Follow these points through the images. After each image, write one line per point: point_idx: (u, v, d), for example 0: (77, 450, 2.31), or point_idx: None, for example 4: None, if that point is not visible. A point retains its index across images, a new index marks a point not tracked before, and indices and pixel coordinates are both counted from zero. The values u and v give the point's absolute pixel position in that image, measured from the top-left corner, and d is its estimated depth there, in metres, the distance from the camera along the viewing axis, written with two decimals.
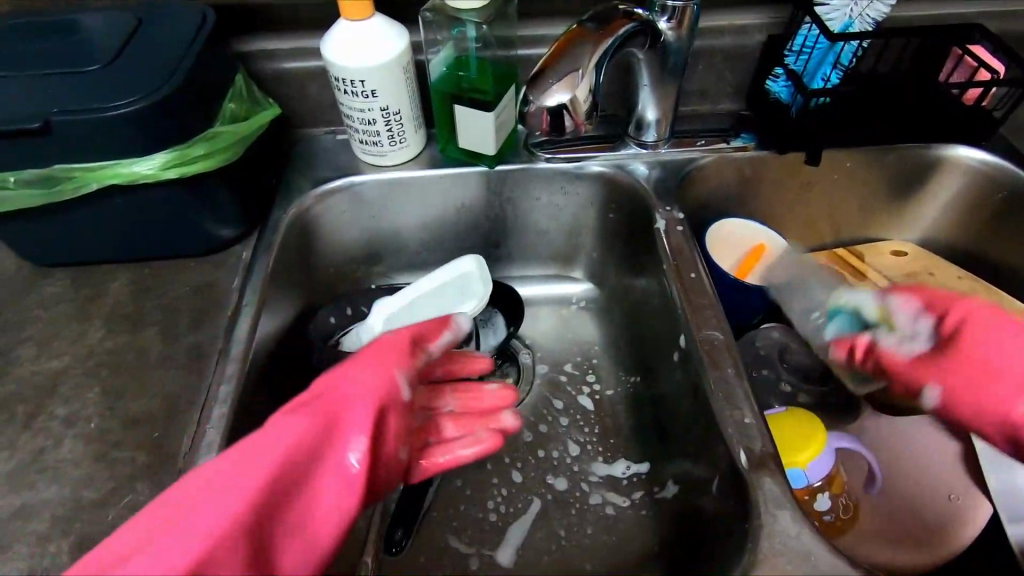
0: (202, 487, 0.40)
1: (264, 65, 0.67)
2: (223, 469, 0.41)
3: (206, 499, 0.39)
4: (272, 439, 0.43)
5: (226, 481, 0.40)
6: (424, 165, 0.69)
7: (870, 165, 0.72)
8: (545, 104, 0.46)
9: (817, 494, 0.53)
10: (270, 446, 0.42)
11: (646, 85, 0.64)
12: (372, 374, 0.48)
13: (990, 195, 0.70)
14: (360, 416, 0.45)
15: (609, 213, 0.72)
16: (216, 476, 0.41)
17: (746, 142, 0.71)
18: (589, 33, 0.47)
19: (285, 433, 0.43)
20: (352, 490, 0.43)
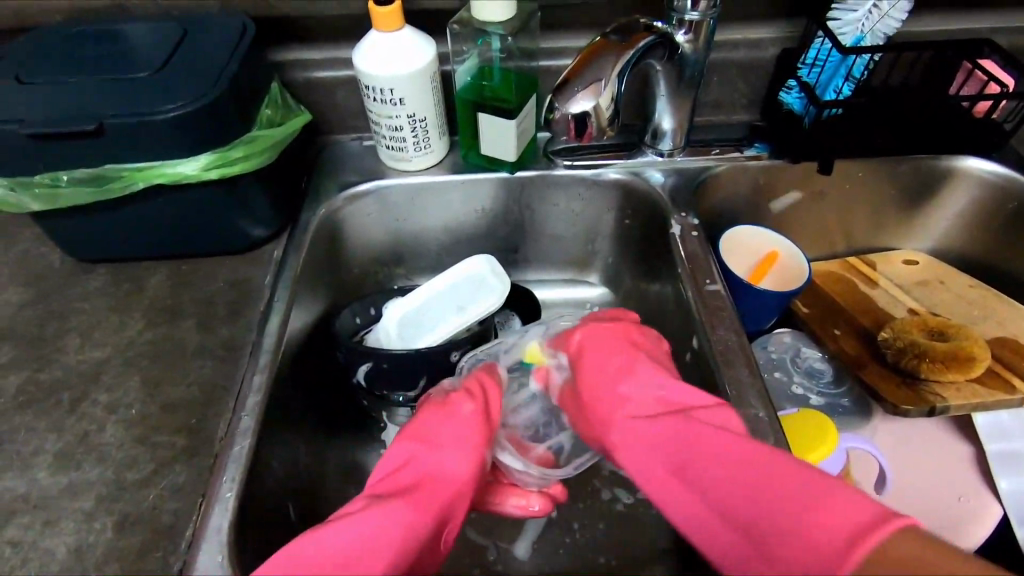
0: (343, 558, 0.40)
1: (297, 73, 0.70)
2: (355, 542, 0.41)
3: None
4: (379, 518, 0.43)
5: (354, 554, 0.40)
6: (447, 171, 0.72)
7: (881, 175, 0.73)
8: (570, 111, 0.48)
9: None
10: (388, 528, 0.42)
11: (663, 96, 0.66)
12: (462, 446, 0.51)
13: (1001, 204, 0.71)
14: (452, 459, 0.51)
15: (625, 219, 0.74)
16: (349, 544, 0.40)
17: (760, 152, 0.73)
18: (612, 45, 0.50)
19: (386, 515, 0.43)
20: (464, 499, 0.50)
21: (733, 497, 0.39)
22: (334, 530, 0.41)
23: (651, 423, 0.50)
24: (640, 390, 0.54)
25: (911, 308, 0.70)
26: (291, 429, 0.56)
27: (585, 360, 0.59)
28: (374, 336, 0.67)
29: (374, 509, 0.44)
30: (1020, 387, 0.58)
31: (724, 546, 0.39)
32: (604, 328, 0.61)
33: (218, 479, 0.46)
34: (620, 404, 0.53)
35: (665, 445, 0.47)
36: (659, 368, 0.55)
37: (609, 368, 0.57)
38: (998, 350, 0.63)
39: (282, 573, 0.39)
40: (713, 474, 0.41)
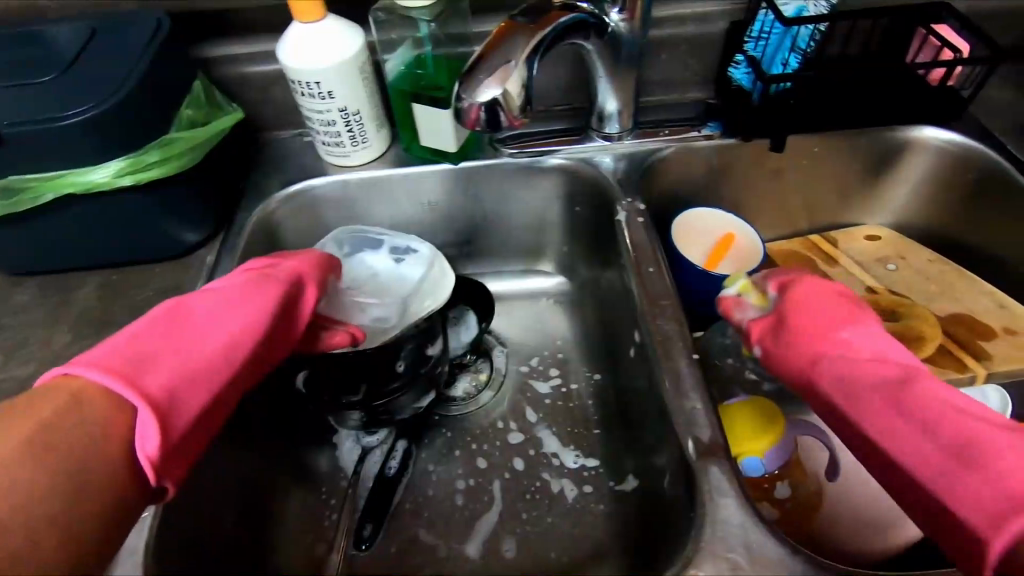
0: (174, 331, 0.44)
1: (228, 69, 0.68)
2: (197, 317, 0.46)
3: (189, 334, 0.45)
4: (226, 304, 0.48)
5: (186, 329, 0.45)
6: (389, 165, 0.70)
7: (838, 150, 0.71)
8: (478, 100, 0.46)
9: (776, 482, 0.53)
10: (242, 308, 0.48)
11: (602, 78, 0.63)
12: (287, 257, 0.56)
13: (960, 175, 0.69)
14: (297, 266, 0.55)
15: (574, 207, 0.72)
16: (217, 312, 0.47)
17: (711, 133, 0.70)
18: (520, 27, 0.47)
19: (247, 294, 0.49)
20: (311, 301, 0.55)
21: (947, 422, 0.38)
22: (199, 299, 0.48)
23: (846, 411, 0.42)
24: (826, 314, 0.47)
25: (870, 287, 0.68)
26: None
27: (797, 293, 0.49)
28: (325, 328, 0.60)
29: (216, 295, 0.49)
30: (970, 365, 0.57)
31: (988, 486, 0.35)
32: (822, 280, 0.50)
33: None
34: (819, 343, 0.45)
35: (910, 392, 0.40)
36: (843, 308, 0.47)
37: (829, 313, 0.47)
38: (952, 328, 0.61)
39: (104, 349, 0.41)
40: (954, 422, 0.38)
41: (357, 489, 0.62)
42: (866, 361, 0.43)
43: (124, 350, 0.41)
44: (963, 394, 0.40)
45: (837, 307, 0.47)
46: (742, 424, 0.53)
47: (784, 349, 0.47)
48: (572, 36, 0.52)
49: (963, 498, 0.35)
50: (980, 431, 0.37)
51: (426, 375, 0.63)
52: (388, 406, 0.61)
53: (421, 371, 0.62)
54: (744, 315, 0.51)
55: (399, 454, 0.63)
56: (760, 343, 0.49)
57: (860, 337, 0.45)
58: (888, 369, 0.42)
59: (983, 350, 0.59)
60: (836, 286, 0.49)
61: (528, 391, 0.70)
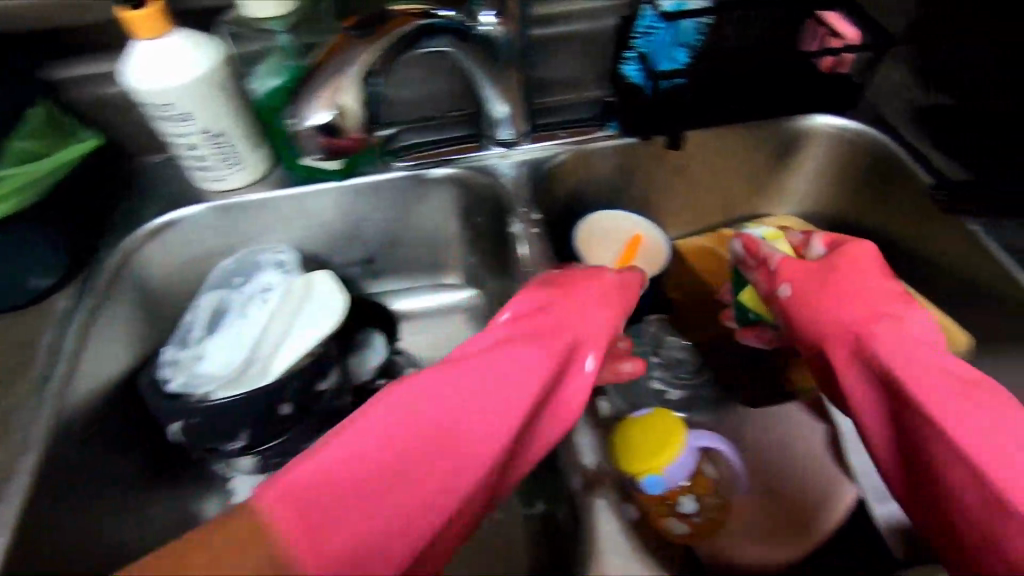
0: (416, 467, 0.37)
1: (79, 92, 0.62)
2: (486, 386, 0.41)
3: (451, 462, 0.38)
4: (507, 357, 0.43)
5: (426, 476, 0.37)
6: (270, 187, 0.65)
7: (739, 143, 0.69)
8: None
9: (681, 498, 0.51)
10: (483, 434, 0.39)
11: (487, 84, 0.60)
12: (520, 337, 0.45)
13: (856, 157, 0.68)
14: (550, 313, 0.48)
15: (473, 219, 0.68)
16: (473, 394, 0.41)
17: (612, 131, 0.68)
18: None
19: (490, 411, 0.40)
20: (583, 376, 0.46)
21: (946, 408, 0.40)
22: (437, 385, 0.40)
23: (857, 377, 0.46)
24: (853, 283, 0.50)
25: None
26: None
27: (854, 257, 0.52)
28: (185, 385, 0.58)
29: (485, 358, 0.43)
30: None
31: (972, 432, 0.39)
32: (876, 252, 0.53)
33: None
34: (846, 317, 0.48)
35: (937, 375, 0.42)
36: (860, 265, 0.51)
37: (853, 280, 0.50)
38: None
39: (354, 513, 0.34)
40: (962, 415, 0.39)
41: None
42: (881, 344, 0.45)
43: (339, 509, 0.34)
44: (966, 367, 0.43)
45: (868, 274, 0.50)
46: (641, 440, 0.51)
47: (807, 322, 0.50)
48: (402, 52, 0.54)
49: (1000, 474, 0.37)
50: (989, 426, 0.39)
51: (320, 409, 0.61)
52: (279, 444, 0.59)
53: (313, 407, 0.60)
54: (776, 291, 0.53)
55: None
56: (785, 281, 0.53)
57: (890, 318, 0.47)
58: (934, 343, 0.45)
59: None
60: (877, 254, 0.52)
61: None
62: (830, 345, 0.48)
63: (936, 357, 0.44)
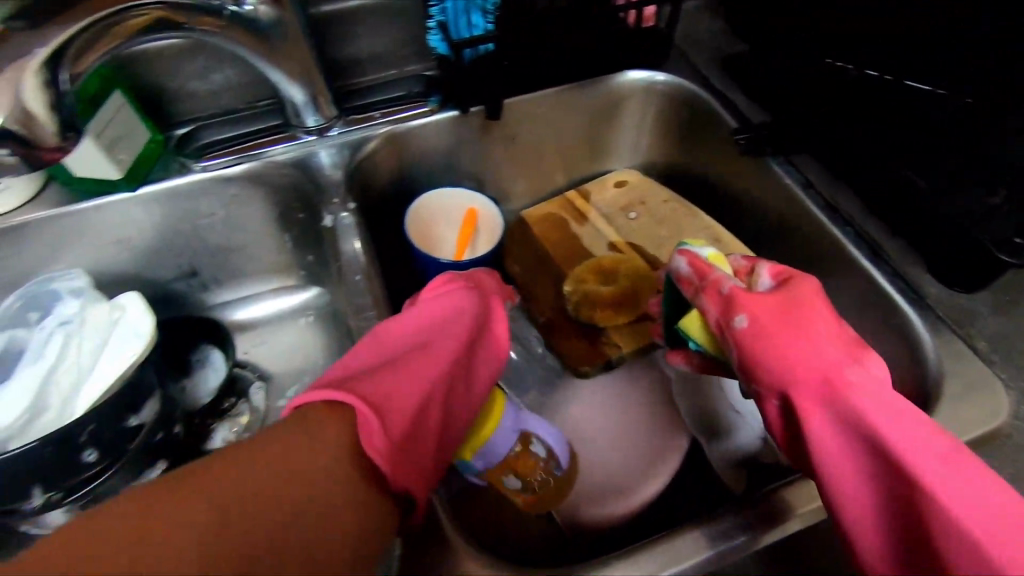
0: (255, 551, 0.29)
1: None
2: (401, 344, 0.44)
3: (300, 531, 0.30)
4: (408, 319, 0.46)
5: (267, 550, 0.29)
6: (48, 206, 0.58)
7: (562, 106, 0.68)
8: None
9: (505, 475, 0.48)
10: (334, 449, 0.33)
11: (268, 67, 0.54)
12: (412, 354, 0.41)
13: (674, 111, 0.69)
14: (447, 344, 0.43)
15: (295, 216, 0.64)
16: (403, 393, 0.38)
17: (432, 105, 0.65)
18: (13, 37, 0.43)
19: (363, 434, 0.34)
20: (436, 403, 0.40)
21: (955, 489, 0.33)
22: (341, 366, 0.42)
23: (836, 432, 0.37)
24: (823, 318, 0.41)
25: (613, 242, 0.68)
26: None
27: (805, 292, 0.42)
28: None
29: (389, 332, 0.45)
30: None
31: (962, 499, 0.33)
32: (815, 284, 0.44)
33: None
34: (818, 360, 0.39)
35: (918, 427, 0.36)
36: (827, 304, 0.42)
37: (828, 318, 0.41)
38: None
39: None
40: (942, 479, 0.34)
41: None
42: (868, 386, 0.38)
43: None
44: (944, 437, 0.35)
45: (824, 314, 0.42)
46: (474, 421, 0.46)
47: (767, 366, 0.40)
48: (116, 45, 0.46)
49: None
50: (992, 499, 0.33)
51: (138, 450, 0.54)
52: (92, 497, 0.53)
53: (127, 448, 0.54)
54: (731, 321, 0.42)
55: None
56: (746, 315, 0.41)
57: (860, 360, 0.39)
58: (888, 385, 0.38)
59: None
60: (822, 291, 0.43)
61: None
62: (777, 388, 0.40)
63: (896, 413, 0.36)
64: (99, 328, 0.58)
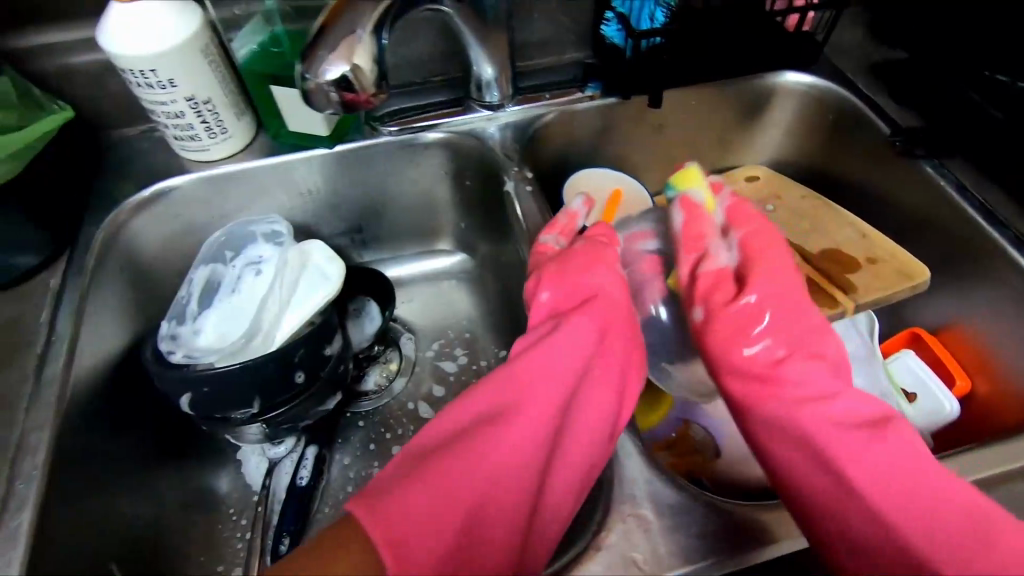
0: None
1: (45, 61, 0.59)
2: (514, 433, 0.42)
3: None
4: (500, 395, 0.44)
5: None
6: (257, 156, 0.64)
7: (713, 101, 0.72)
8: (324, 79, 0.39)
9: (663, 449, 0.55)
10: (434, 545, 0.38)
11: (473, 43, 0.61)
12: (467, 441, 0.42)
13: (821, 113, 0.72)
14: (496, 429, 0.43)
15: (463, 182, 0.70)
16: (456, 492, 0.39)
17: (593, 92, 0.70)
18: None
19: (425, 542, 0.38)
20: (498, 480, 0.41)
21: (884, 466, 0.40)
22: (458, 470, 0.40)
23: (803, 422, 0.43)
24: (805, 312, 0.47)
25: None
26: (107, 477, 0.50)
27: (758, 274, 0.48)
28: (189, 355, 0.57)
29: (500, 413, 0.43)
30: (839, 301, 0.59)
31: (916, 498, 0.39)
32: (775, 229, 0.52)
33: None
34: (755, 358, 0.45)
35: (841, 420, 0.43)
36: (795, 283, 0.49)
37: (809, 314, 0.47)
38: (824, 264, 0.64)
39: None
40: (910, 485, 0.39)
41: (269, 502, 0.58)
42: (794, 377, 0.44)
43: None
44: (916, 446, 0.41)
45: (789, 307, 0.47)
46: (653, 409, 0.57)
47: (722, 351, 0.46)
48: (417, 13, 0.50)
49: (914, 545, 0.38)
50: (912, 469, 0.40)
51: (327, 378, 0.60)
52: (286, 415, 0.59)
53: (320, 374, 0.59)
54: (694, 310, 0.49)
55: (310, 462, 0.61)
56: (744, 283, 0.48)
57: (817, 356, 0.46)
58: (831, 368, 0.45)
59: (851, 282, 0.61)
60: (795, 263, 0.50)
61: (436, 372, 0.71)
62: (734, 383, 0.46)
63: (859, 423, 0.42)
64: (289, 267, 0.64)
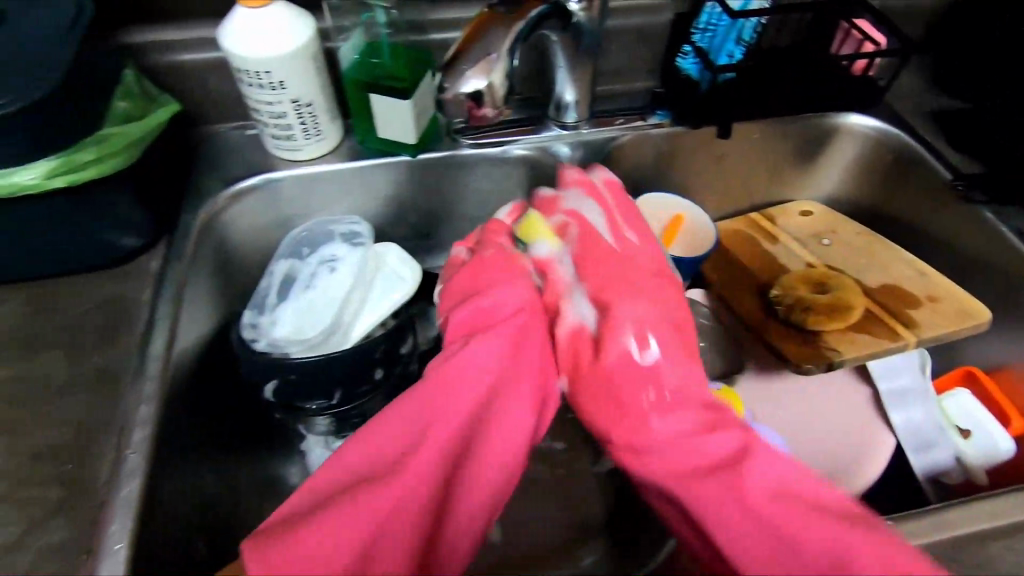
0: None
1: (159, 57, 0.62)
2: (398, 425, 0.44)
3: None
4: (427, 395, 0.46)
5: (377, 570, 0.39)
6: (343, 158, 0.66)
7: (775, 136, 0.75)
8: (460, 92, 0.46)
9: None
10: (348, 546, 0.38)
11: (562, 67, 0.64)
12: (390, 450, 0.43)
13: (880, 155, 0.75)
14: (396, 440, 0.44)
15: (535, 197, 0.72)
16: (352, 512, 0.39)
17: (662, 120, 0.73)
18: (499, 17, 0.45)
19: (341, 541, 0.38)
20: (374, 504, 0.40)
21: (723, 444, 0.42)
22: (377, 432, 0.44)
23: (661, 420, 0.43)
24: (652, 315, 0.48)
25: (808, 261, 0.73)
26: (194, 456, 0.51)
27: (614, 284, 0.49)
28: (273, 345, 0.59)
29: (420, 404, 0.45)
30: (903, 335, 0.62)
31: (766, 520, 0.37)
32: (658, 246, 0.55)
33: (104, 530, 0.41)
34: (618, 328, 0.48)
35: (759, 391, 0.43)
36: (638, 296, 0.49)
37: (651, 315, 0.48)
38: (885, 298, 0.66)
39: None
40: (764, 505, 0.38)
41: None
42: (659, 360, 0.46)
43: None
44: (764, 468, 0.40)
45: (633, 300, 0.48)
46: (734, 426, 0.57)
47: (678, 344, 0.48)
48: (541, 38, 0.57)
49: (756, 569, 0.36)
50: (824, 483, 0.39)
51: (398, 375, 0.62)
52: (359, 409, 0.61)
53: (392, 371, 0.62)
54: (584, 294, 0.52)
55: None
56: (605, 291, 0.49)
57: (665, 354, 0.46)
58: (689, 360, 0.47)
59: (912, 318, 0.64)
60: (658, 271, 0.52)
61: None
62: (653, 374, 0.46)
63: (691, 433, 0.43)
64: (366, 271, 0.66)
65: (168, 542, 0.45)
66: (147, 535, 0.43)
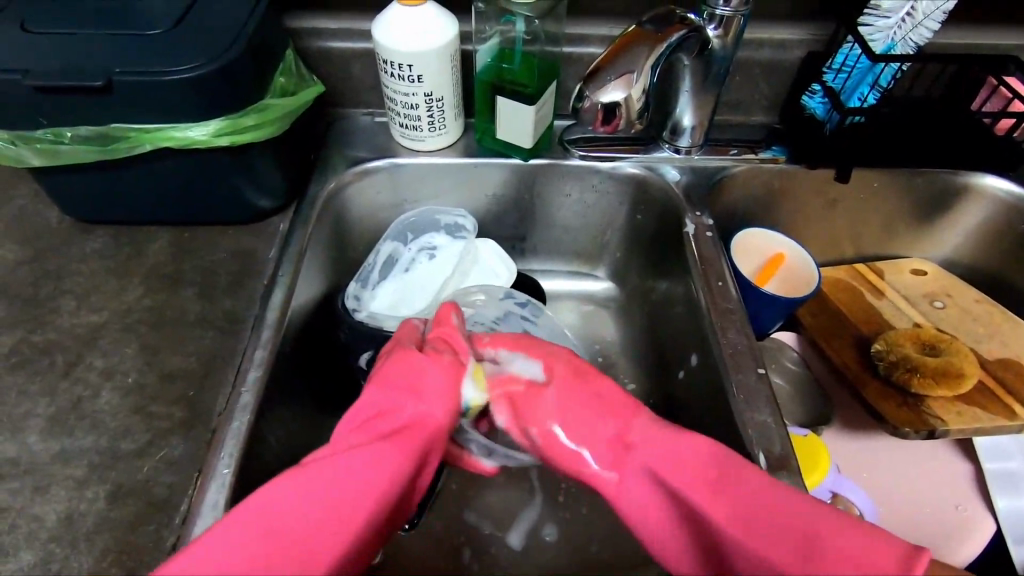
0: (311, 517, 0.37)
1: (313, 42, 0.68)
2: (338, 496, 0.38)
3: (319, 509, 0.37)
4: (349, 466, 0.40)
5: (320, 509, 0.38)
6: (460, 154, 0.70)
7: (897, 187, 0.72)
8: (600, 100, 0.52)
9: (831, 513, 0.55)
10: (334, 480, 0.39)
11: (686, 91, 0.65)
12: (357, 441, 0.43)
13: (1012, 223, 0.71)
14: (410, 437, 0.44)
15: (637, 214, 0.72)
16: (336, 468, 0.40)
17: (778, 155, 0.71)
18: (647, 35, 0.52)
19: (323, 480, 0.39)
20: (358, 463, 0.40)
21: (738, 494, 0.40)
22: (305, 484, 0.39)
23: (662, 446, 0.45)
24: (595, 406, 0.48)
25: (917, 322, 0.69)
26: (292, 404, 0.55)
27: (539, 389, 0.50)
28: (372, 317, 0.63)
29: (372, 452, 0.41)
30: (1021, 415, 0.59)
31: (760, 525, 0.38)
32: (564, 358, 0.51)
33: (215, 454, 0.45)
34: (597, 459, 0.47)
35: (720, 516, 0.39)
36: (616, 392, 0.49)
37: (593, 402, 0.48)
38: (999, 371, 0.63)
39: (308, 506, 0.37)
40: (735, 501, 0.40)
41: None
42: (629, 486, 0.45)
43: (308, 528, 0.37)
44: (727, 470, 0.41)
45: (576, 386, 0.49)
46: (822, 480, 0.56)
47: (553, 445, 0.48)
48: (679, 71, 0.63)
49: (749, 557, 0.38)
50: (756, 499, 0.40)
51: None
52: None
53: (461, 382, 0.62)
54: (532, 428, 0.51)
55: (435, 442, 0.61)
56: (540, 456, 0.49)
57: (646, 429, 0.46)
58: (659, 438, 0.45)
59: None
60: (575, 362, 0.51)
61: None
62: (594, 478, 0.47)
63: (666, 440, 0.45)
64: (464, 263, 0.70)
65: (262, 478, 0.48)
66: (247, 466, 0.46)
